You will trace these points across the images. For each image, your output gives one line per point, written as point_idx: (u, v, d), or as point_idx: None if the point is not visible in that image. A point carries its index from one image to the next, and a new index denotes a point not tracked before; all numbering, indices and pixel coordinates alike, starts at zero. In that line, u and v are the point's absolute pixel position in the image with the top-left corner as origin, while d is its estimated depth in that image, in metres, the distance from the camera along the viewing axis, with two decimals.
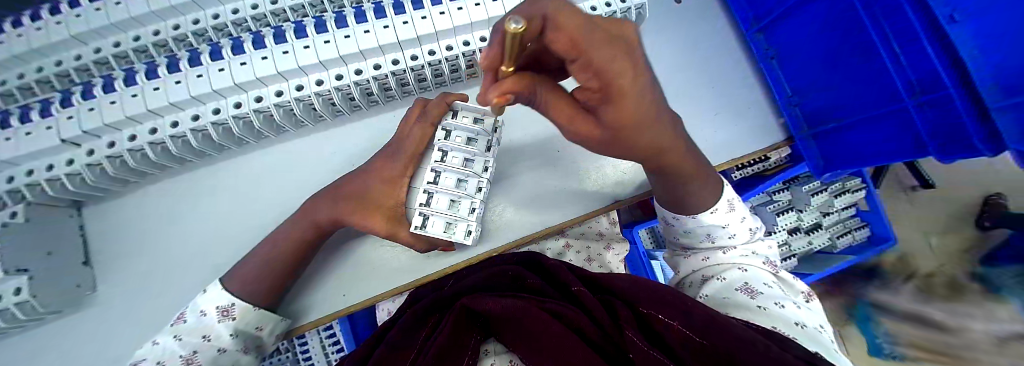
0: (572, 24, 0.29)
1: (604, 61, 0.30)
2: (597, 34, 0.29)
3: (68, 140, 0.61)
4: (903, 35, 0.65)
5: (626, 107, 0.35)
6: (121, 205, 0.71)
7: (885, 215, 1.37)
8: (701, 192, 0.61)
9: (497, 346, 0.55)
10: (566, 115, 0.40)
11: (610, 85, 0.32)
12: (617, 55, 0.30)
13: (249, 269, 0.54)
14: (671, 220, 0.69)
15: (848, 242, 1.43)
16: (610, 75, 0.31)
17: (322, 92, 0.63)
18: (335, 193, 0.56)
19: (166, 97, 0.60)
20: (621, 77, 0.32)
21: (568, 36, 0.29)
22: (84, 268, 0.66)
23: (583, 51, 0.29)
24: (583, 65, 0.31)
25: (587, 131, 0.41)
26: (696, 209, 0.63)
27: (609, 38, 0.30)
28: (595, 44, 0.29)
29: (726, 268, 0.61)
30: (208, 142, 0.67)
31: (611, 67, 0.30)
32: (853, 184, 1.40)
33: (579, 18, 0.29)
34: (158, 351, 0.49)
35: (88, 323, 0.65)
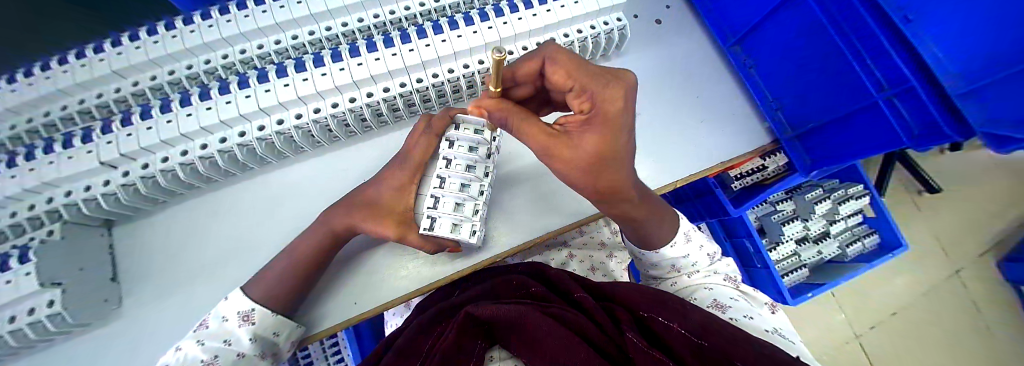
0: (567, 60, 0.44)
1: (595, 86, 0.41)
2: (589, 69, 0.42)
3: (107, 162, 0.66)
4: (864, 35, 0.72)
5: (608, 131, 0.41)
6: (148, 223, 0.76)
7: (893, 222, 1.36)
8: (661, 230, 0.64)
9: (502, 352, 0.57)
10: (541, 134, 0.45)
11: (597, 106, 0.41)
12: (611, 86, 0.40)
13: (271, 275, 0.57)
14: (638, 252, 0.71)
15: (857, 250, 1.42)
16: (602, 98, 0.40)
17: (338, 114, 0.69)
18: (349, 202, 0.61)
19: (198, 122, 0.66)
20: (611, 101, 0.40)
21: (562, 68, 0.44)
22: (113, 284, 0.69)
23: (575, 77, 0.43)
24: (578, 89, 0.42)
25: (560, 152, 0.44)
26: (659, 244, 0.65)
27: (601, 75, 0.41)
28: (585, 73, 0.42)
29: (693, 290, 0.65)
30: (232, 162, 0.72)
31: (601, 93, 0.40)
32: (858, 192, 1.39)
33: (572, 58, 0.44)
34: (179, 356, 0.49)
35: (111, 338, 0.68)
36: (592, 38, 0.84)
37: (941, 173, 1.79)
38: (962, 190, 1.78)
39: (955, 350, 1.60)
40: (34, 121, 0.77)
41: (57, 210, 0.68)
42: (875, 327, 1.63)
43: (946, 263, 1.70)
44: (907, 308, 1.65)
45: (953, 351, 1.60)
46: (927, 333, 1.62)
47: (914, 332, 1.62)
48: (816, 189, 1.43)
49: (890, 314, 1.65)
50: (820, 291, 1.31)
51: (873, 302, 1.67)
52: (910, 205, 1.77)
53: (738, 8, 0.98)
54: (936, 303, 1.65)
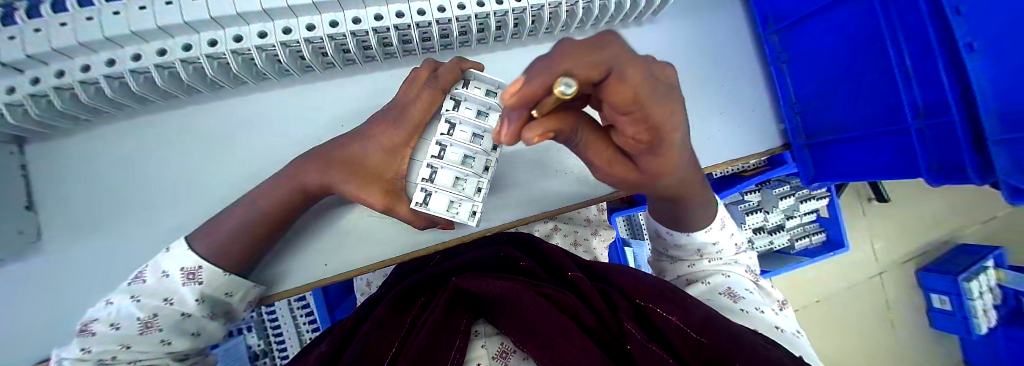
0: (639, 78, 0.23)
1: (665, 116, 0.25)
2: (659, 88, 0.24)
3: (7, 63, 0.51)
4: (917, 51, 0.64)
5: (671, 155, 0.32)
6: (77, 145, 0.64)
7: (841, 221, 1.44)
8: (701, 214, 0.58)
9: (489, 328, 0.51)
10: (606, 158, 0.35)
11: (663, 137, 0.28)
12: (672, 112, 0.26)
13: (222, 229, 0.49)
14: (664, 234, 0.64)
15: (804, 244, 1.51)
16: (665, 129, 0.27)
17: (314, 39, 0.57)
18: (327, 154, 0.51)
19: (129, 25, 0.51)
20: (674, 130, 0.28)
21: (631, 90, 0.23)
22: (26, 212, 0.60)
23: (642, 106, 0.24)
24: (636, 119, 0.26)
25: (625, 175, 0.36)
26: (694, 227, 0.59)
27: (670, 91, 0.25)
28: (658, 100, 0.24)
29: (708, 274, 0.61)
30: (175, 81, 0.59)
31: (667, 121, 0.26)
32: (818, 192, 1.46)
33: (642, 71, 0.23)
34: (111, 312, 0.42)
35: (41, 271, 0.61)
36: None
37: (911, 189, 1.87)
38: (924, 207, 1.88)
39: (864, 342, 1.83)
40: None
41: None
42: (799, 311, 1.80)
43: (875, 266, 1.84)
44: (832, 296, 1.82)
45: (864, 345, 1.82)
46: (851, 330, 1.82)
47: (830, 318, 1.81)
48: (784, 183, 1.44)
49: (813, 301, 1.81)
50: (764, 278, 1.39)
51: (807, 291, 1.81)
52: (857, 214, 1.84)
53: None
54: (865, 305, 1.84)
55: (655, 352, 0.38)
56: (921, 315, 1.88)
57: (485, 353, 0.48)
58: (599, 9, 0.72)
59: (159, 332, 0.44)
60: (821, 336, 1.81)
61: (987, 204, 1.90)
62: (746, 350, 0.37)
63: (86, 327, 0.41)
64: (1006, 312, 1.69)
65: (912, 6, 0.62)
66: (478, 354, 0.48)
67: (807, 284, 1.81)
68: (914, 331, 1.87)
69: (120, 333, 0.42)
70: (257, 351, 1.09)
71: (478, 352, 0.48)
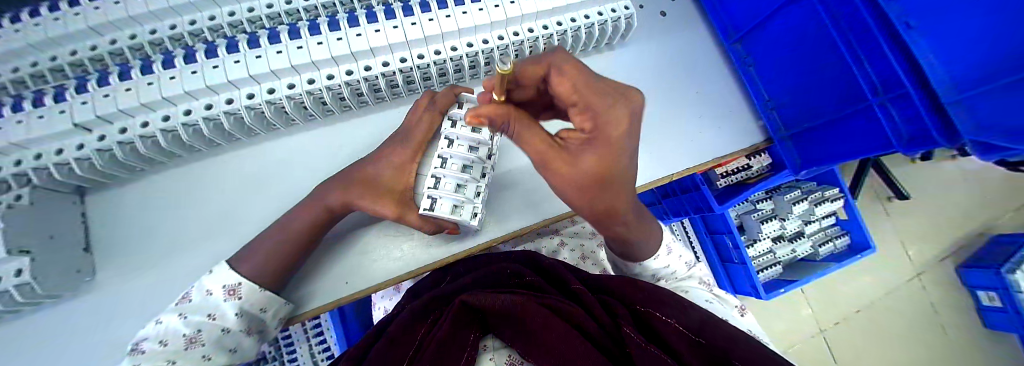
0: (573, 73, 0.40)
1: (599, 105, 0.39)
2: (597, 86, 0.40)
3: (81, 124, 0.61)
4: (863, 40, 0.72)
5: (610, 149, 0.40)
6: (128, 192, 0.72)
7: (864, 224, 1.45)
8: (648, 244, 0.62)
9: (496, 341, 0.56)
10: (540, 150, 0.43)
11: (601, 121, 0.39)
12: (608, 102, 0.39)
13: (256, 252, 0.54)
14: (622, 262, 0.70)
15: (829, 249, 1.50)
16: (605, 120, 0.39)
17: (333, 86, 0.66)
18: (347, 178, 0.58)
19: (182, 86, 0.62)
20: (614, 125, 0.39)
21: (566, 81, 0.41)
22: (84, 254, 0.66)
23: (580, 93, 0.40)
24: (580, 107, 0.41)
25: (560, 173, 0.42)
26: (645, 256, 0.64)
27: (607, 94, 0.40)
28: (596, 92, 0.40)
29: (671, 291, 0.67)
30: (218, 131, 0.69)
31: (605, 112, 0.39)
32: (833, 193, 1.44)
33: (580, 73, 0.41)
34: (161, 329, 0.48)
35: (88, 309, 0.66)
36: (600, 24, 0.82)
37: (915, 179, 1.88)
38: (932, 196, 1.87)
39: (906, 345, 1.72)
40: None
41: (25, 173, 0.62)
42: (840, 323, 1.72)
43: (910, 267, 1.79)
44: (871, 307, 1.74)
45: (909, 348, 1.71)
46: (890, 332, 1.72)
47: (874, 325, 1.73)
48: (795, 190, 1.45)
49: (854, 311, 1.73)
50: (795, 287, 1.38)
51: (841, 298, 1.75)
52: (882, 215, 1.83)
53: (739, 4, 0.98)
54: (900, 304, 1.75)
55: (655, 355, 0.41)
56: (962, 313, 1.77)
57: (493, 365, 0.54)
58: (575, 39, 0.83)
59: (201, 347, 0.48)
60: (865, 346, 1.71)
61: (995, 188, 1.90)
62: (740, 347, 0.42)
63: (138, 345, 0.47)
64: None
65: (850, 6, 0.71)
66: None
67: (832, 286, 1.76)
68: (957, 330, 1.76)
69: (168, 350, 0.47)
70: None
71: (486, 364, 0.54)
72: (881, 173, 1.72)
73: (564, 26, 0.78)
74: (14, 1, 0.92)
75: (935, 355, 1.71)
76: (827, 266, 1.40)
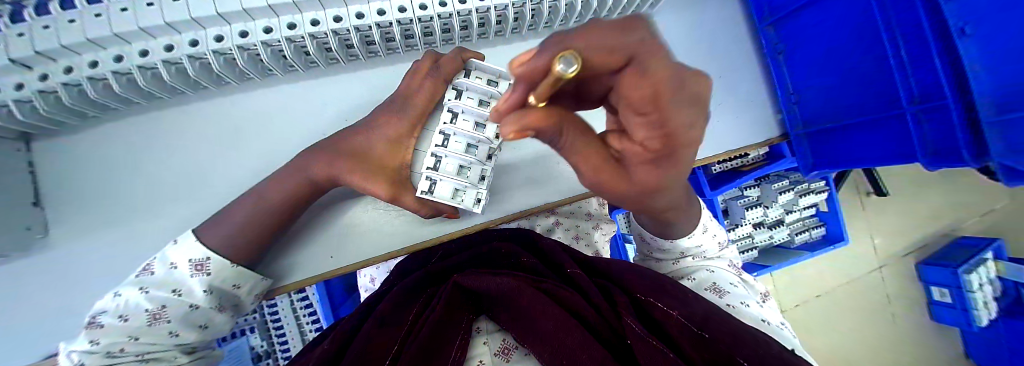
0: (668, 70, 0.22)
1: (680, 122, 0.23)
2: (685, 93, 0.23)
3: (18, 60, 0.51)
4: (911, 37, 0.65)
5: (671, 168, 0.30)
6: (81, 142, 0.64)
7: (841, 216, 1.46)
8: (685, 226, 0.57)
9: (490, 324, 0.52)
10: (595, 165, 0.30)
11: (674, 146, 0.26)
12: (692, 119, 0.25)
13: (229, 222, 0.49)
14: (649, 238, 0.64)
15: (804, 239, 1.52)
16: (679, 142, 0.26)
17: (318, 34, 0.58)
18: (331, 148, 0.51)
19: (137, 22, 0.52)
20: (687, 141, 0.27)
21: (649, 84, 0.21)
22: (34, 208, 0.60)
23: (664, 109, 0.22)
24: (651, 122, 0.24)
25: (614, 187, 0.33)
26: (678, 235, 0.59)
27: (695, 103, 0.23)
28: (685, 105, 0.22)
29: (693, 270, 0.62)
30: (182, 77, 0.61)
31: (685, 133, 0.25)
32: (818, 186, 1.47)
33: (673, 69, 0.22)
34: (121, 303, 0.43)
35: (46, 268, 0.62)
36: None
37: (907, 180, 1.89)
38: (919, 198, 1.90)
39: (859, 332, 1.83)
40: None
41: None
42: (799, 305, 1.80)
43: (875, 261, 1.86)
44: (830, 293, 1.82)
45: (865, 339, 1.83)
46: (851, 324, 1.83)
47: (832, 312, 1.82)
48: (783, 179, 1.44)
49: (814, 296, 1.81)
50: (763, 271, 1.42)
51: (808, 286, 1.82)
52: (857, 209, 1.86)
53: None
54: (865, 298, 1.84)
55: (660, 351, 0.36)
56: (918, 308, 1.89)
57: (488, 350, 0.48)
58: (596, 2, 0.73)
59: (166, 323, 0.44)
60: (818, 329, 1.80)
61: (979, 194, 1.94)
62: (746, 344, 0.37)
63: (95, 319, 0.42)
64: (1007, 304, 1.69)
65: None
66: (481, 351, 0.48)
67: (807, 278, 1.82)
68: (911, 324, 1.87)
69: (130, 325, 0.42)
70: (259, 353, 1.10)
71: (481, 349, 0.48)
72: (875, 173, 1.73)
73: None
74: None
75: (887, 346, 1.84)
76: (799, 254, 1.44)
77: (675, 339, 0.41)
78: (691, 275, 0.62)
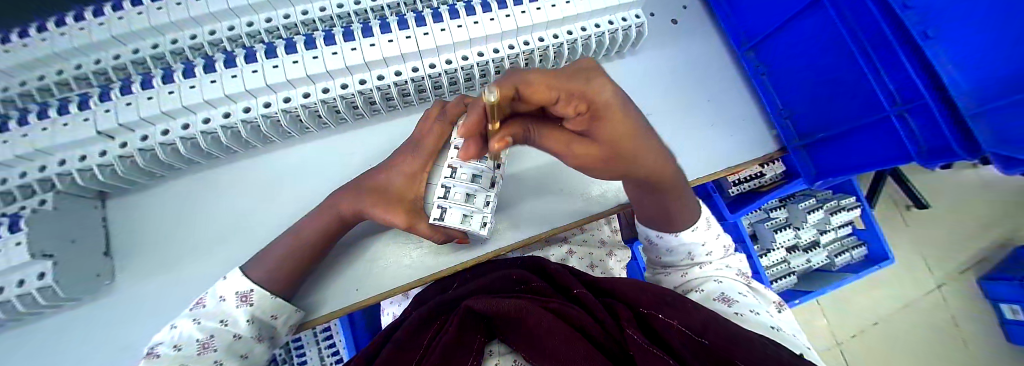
0: (538, 78, 0.36)
1: (577, 88, 0.36)
2: (563, 75, 0.36)
3: (103, 132, 0.63)
4: (881, 48, 0.71)
5: (617, 122, 0.40)
6: (146, 197, 0.75)
7: (881, 233, 1.38)
8: (682, 212, 0.62)
9: (502, 347, 0.54)
10: (564, 142, 0.45)
11: (593, 102, 0.37)
12: (587, 84, 0.37)
13: (272, 257, 0.56)
14: (654, 237, 0.67)
15: (845, 260, 1.45)
16: (592, 98, 0.37)
17: (347, 95, 0.68)
18: (357, 187, 0.59)
19: (202, 95, 0.64)
20: (601, 96, 0.37)
21: (535, 82, 0.36)
22: (103, 258, 0.68)
23: (557, 89, 0.36)
24: (566, 101, 0.38)
25: (590, 154, 0.45)
26: (681, 225, 0.63)
27: (577, 75, 0.37)
28: (566, 83, 0.36)
29: (701, 281, 0.62)
30: (235, 138, 0.71)
31: (591, 92, 0.37)
32: (848, 202, 1.41)
33: (542, 74, 0.36)
34: (176, 334, 0.48)
35: (105, 312, 0.68)
36: (609, 33, 0.83)
37: (930, 188, 1.83)
38: (949, 205, 1.82)
39: (922, 357, 1.66)
40: (27, 84, 0.75)
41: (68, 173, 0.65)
42: (856, 336, 1.67)
43: (919, 275, 1.74)
44: (888, 320, 1.69)
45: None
46: (910, 348, 1.67)
47: (891, 340, 1.67)
48: (810, 198, 1.44)
49: (870, 323, 1.69)
50: (809, 298, 1.35)
51: (855, 310, 1.70)
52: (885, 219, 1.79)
53: (753, 12, 0.97)
54: (919, 318, 1.70)
55: (658, 355, 0.38)
56: (984, 327, 1.71)
57: None
58: (583, 48, 0.83)
59: (213, 353, 0.48)
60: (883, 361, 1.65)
61: (1014, 197, 1.84)
62: (745, 347, 0.38)
63: (153, 350, 0.47)
64: None
65: (869, 15, 0.70)
66: None
67: (847, 298, 1.71)
68: (981, 346, 1.69)
69: (182, 354, 0.47)
70: None
71: None
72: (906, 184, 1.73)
73: (574, 35, 0.78)
74: (36, 8, 0.96)
75: None
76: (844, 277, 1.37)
77: (675, 347, 0.42)
78: (700, 287, 0.62)
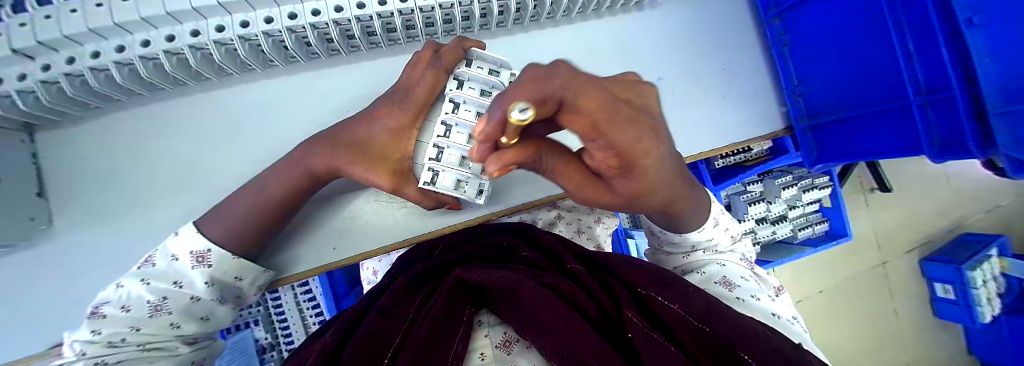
0: (598, 104, 0.19)
1: (629, 141, 0.22)
2: (622, 111, 0.20)
3: (21, 51, 0.51)
4: (921, 33, 0.65)
5: (647, 178, 0.29)
6: (83, 132, 0.65)
7: (846, 213, 1.45)
8: (692, 221, 0.56)
9: (491, 317, 0.52)
10: (575, 182, 0.32)
11: (630, 163, 0.25)
12: (639, 137, 0.22)
13: (233, 216, 0.50)
14: (658, 233, 0.64)
15: (807, 234, 1.51)
16: (633, 156, 0.23)
17: (319, 24, 0.57)
18: (336, 139, 0.51)
19: (137, 11, 0.52)
20: (645, 152, 0.24)
21: (586, 119, 0.19)
22: (38, 200, 0.61)
23: (604, 140, 0.21)
24: (601, 145, 0.22)
25: (599, 196, 0.33)
26: (687, 229, 0.58)
27: (633, 117, 0.21)
28: (622, 123, 0.20)
29: (703, 263, 0.61)
30: (183, 67, 0.61)
31: (634, 148, 0.22)
32: (823, 182, 1.44)
33: (601, 94, 0.19)
34: (123, 294, 0.44)
35: (51, 258, 0.63)
36: None
37: (909, 175, 1.88)
38: (921, 193, 1.89)
39: (860, 327, 1.83)
40: None
41: None
42: (800, 301, 1.80)
43: (877, 256, 1.85)
44: (833, 288, 1.82)
45: (869, 336, 1.83)
46: (853, 318, 1.83)
47: (835, 309, 1.81)
48: (785, 175, 1.43)
49: (816, 291, 1.81)
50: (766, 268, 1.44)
51: (812, 284, 1.81)
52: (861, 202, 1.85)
53: None
54: (864, 293, 1.84)
55: (663, 345, 0.36)
56: (918, 303, 1.88)
57: (489, 343, 0.48)
58: None
59: (167, 315, 0.45)
60: (822, 325, 1.80)
61: (982, 189, 1.92)
62: (748, 337, 0.36)
63: (96, 310, 0.42)
64: (1010, 300, 1.68)
65: None
66: (482, 344, 0.48)
67: (808, 273, 1.82)
68: (913, 320, 1.87)
69: (131, 316, 0.44)
70: (264, 345, 1.11)
71: (482, 342, 0.48)
72: (882, 172, 1.73)
73: None
74: None
75: (887, 341, 1.84)
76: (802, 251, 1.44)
77: (679, 337, 0.40)
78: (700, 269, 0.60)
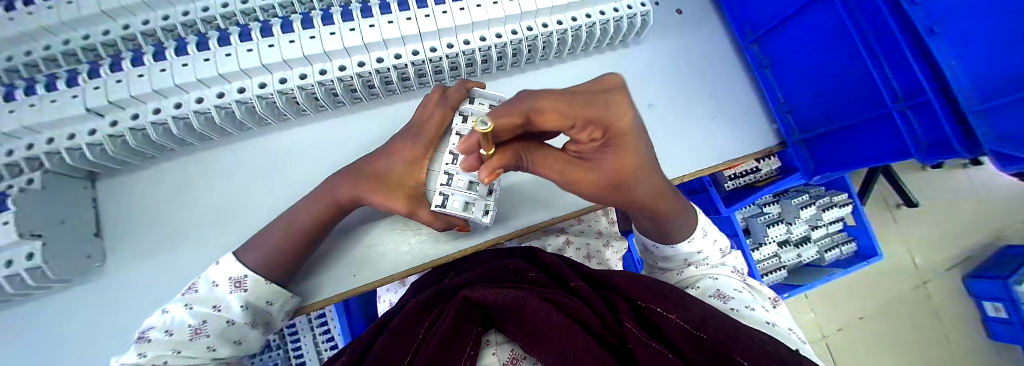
0: (555, 103, 0.34)
1: (596, 113, 0.34)
2: (580, 98, 0.35)
3: (92, 109, 0.62)
4: (887, 46, 0.70)
5: (629, 147, 0.38)
6: (136, 178, 0.74)
7: (870, 230, 1.41)
8: (681, 223, 0.61)
9: (499, 336, 0.53)
10: (558, 171, 0.42)
11: (609, 131, 0.36)
12: (602, 107, 0.34)
13: (269, 244, 0.55)
14: (651, 248, 0.68)
15: (835, 256, 1.47)
16: (610, 122, 0.35)
17: (345, 77, 0.66)
18: (357, 172, 0.57)
19: (194, 74, 0.62)
20: (619, 117, 0.35)
21: (554, 111, 0.34)
22: (95, 239, 0.68)
23: (574, 118, 0.34)
24: (577, 122, 0.35)
25: (584, 179, 0.42)
26: (679, 237, 0.62)
27: (592, 100, 0.35)
28: (582, 104, 0.34)
29: (696, 279, 0.62)
30: (229, 119, 0.69)
31: (606, 113, 0.34)
32: (840, 199, 1.45)
33: (558, 98, 0.35)
34: (167, 319, 0.49)
35: (97, 294, 0.68)
36: (613, 21, 0.82)
37: (924, 187, 1.85)
38: (942, 206, 1.85)
39: (906, 353, 1.70)
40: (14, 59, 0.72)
41: (60, 152, 0.63)
42: (840, 329, 1.70)
43: (908, 273, 1.77)
44: (872, 313, 1.72)
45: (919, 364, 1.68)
46: (896, 344, 1.70)
47: (878, 336, 1.70)
48: (801, 195, 1.44)
49: (855, 318, 1.72)
50: (797, 293, 1.37)
51: (843, 307, 1.73)
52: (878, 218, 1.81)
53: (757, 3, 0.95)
54: (905, 316, 1.73)
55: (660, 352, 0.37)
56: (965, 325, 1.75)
57: (496, 359, 0.50)
58: (587, 36, 0.83)
59: (205, 338, 0.49)
60: (867, 355, 1.68)
61: (1008, 201, 1.87)
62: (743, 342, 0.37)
63: (143, 334, 0.47)
64: None
65: (874, 10, 0.69)
66: (490, 361, 0.50)
67: (836, 295, 1.74)
68: (964, 344, 1.73)
69: (174, 339, 0.48)
70: None
71: (490, 359, 0.50)
72: (904, 188, 1.72)
73: (580, 21, 0.78)
74: None
75: None
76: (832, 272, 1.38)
77: (679, 346, 0.41)
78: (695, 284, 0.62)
